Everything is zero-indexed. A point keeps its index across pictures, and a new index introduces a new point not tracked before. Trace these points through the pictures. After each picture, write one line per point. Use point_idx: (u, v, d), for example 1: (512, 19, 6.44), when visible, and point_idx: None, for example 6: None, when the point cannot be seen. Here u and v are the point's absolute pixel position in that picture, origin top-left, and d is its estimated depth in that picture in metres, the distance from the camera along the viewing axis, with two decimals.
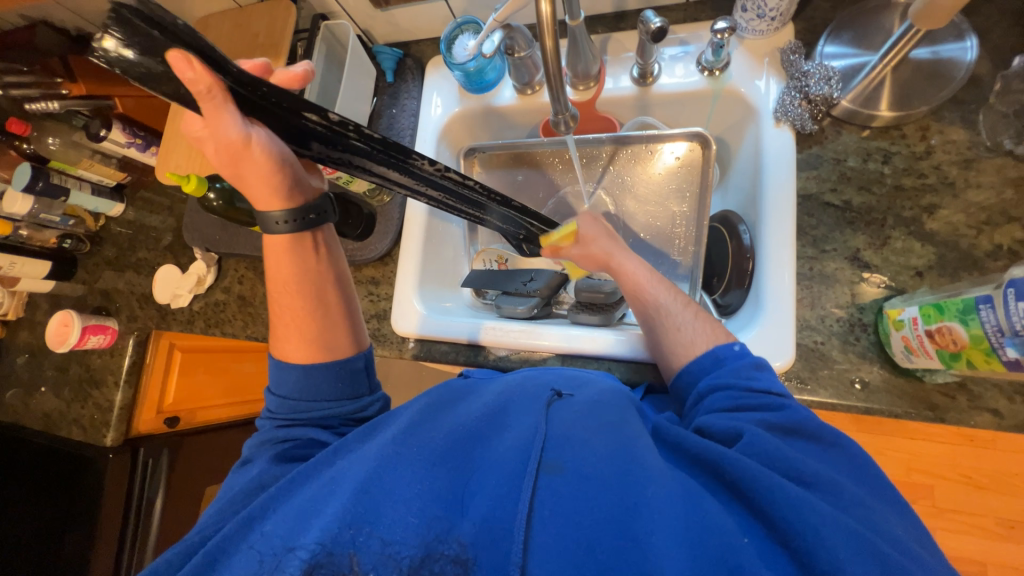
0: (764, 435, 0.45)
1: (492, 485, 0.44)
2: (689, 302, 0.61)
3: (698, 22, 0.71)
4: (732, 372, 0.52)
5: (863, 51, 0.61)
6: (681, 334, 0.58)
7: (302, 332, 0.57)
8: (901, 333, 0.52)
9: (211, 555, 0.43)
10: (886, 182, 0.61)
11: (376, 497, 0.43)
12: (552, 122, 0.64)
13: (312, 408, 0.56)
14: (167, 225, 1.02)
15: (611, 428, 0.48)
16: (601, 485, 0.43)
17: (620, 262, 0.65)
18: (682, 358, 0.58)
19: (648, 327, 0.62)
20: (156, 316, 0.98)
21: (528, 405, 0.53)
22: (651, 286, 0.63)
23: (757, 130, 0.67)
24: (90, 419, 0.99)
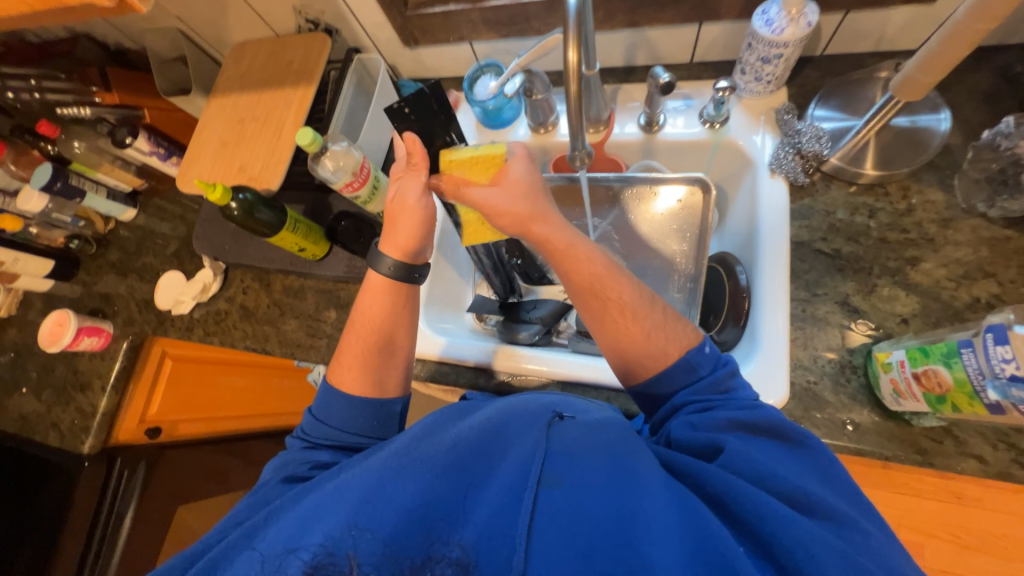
0: (751, 450, 0.45)
1: (491, 497, 0.46)
2: (655, 298, 0.55)
3: (701, 80, 0.78)
4: (707, 384, 0.51)
5: (848, 117, 0.68)
6: (650, 337, 0.53)
7: (361, 362, 0.60)
8: (889, 375, 0.53)
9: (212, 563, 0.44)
10: (872, 235, 0.65)
11: (375, 500, 0.44)
12: (568, 159, 0.66)
13: (341, 432, 0.57)
14: (176, 232, 1.04)
15: (604, 447, 0.49)
16: (596, 497, 0.44)
17: (544, 226, 0.56)
18: (650, 368, 0.54)
19: (596, 321, 0.55)
20: (154, 322, 0.97)
21: (528, 421, 0.54)
22: (613, 280, 0.55)
23: (754, 180, 0.72)
24: (70, 424, 0.96)
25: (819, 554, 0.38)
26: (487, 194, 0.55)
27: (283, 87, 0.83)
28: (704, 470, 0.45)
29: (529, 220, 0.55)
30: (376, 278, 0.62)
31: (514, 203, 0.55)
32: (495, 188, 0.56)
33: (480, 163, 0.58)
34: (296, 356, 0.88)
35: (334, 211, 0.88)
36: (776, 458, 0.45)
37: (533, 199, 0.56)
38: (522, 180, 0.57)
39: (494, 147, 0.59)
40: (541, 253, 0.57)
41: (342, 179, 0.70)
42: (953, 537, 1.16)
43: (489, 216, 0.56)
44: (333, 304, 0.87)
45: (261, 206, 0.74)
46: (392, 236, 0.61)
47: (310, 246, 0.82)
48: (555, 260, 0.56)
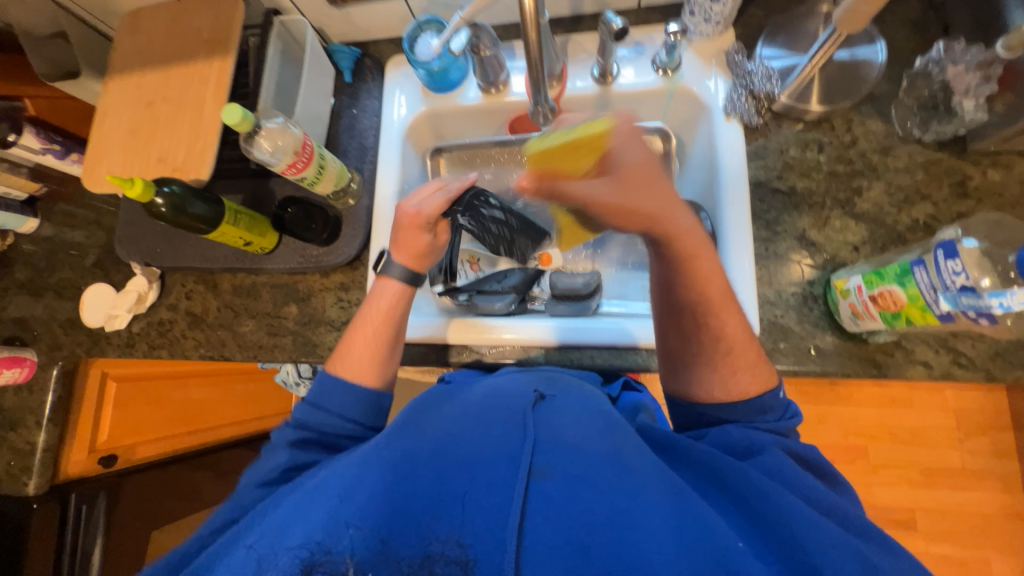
0: (785, 459, 0.49)
1: (480, 488, 0.44)
2: (755, 342, 0.56)
3: (650, 25, 0.76)
4: (775, 424, 0.53)
5: (794, 54, 0.69)
6: (739, 372, 0.55)
7: (365, 352, 0.64)
8: (848, 301, 0.58)
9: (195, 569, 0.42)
10: (822, 169, 0.68)
11: (356, 494, 0.43)
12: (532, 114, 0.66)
13: (344, 424, 0.60)
14: (93, 240, 0.92)
15: (595, 432, 0.50)
16: (588, 487, 0.44)
17: (676, 220, 0.52)
18: (716, 395, 0.55)
19: (683, 345, 0.56)
20: (87, 342, 0.87)
21: (511, 409, 0.53)
22: (725, 305, 0.55)
23: (710, 125, 0.73)
24: (6, 466, 0.86)
25: (834, 553, 0.39)
26: (594, 185, 0.49)
27: (196, 61, 0.73)
28: (724, 468, 0.47)
29: (648, 225, 0.51)
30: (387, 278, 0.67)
31: (628, 197, 0.50)
32: (603, 180, 0.50)
33: (580, 145, 0.50)
34: (259, 358, 0.82)
35: (277, 197, 0.80)
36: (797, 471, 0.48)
37: (642, 192, 0.50)
38: (638, 172, 0.50)
39: (597, 121, 0.50)
40: (658, 262, 0.56)
41: (282, 160, 0.63)
42: (890, 434, 1.34)
43: (596, 210, 0.50)
44: (292, 298, 0.81)
45: (193, 199, 0.66)
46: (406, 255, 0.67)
47: (256, 239, 0.75)
48: (674, 262, 0.53)
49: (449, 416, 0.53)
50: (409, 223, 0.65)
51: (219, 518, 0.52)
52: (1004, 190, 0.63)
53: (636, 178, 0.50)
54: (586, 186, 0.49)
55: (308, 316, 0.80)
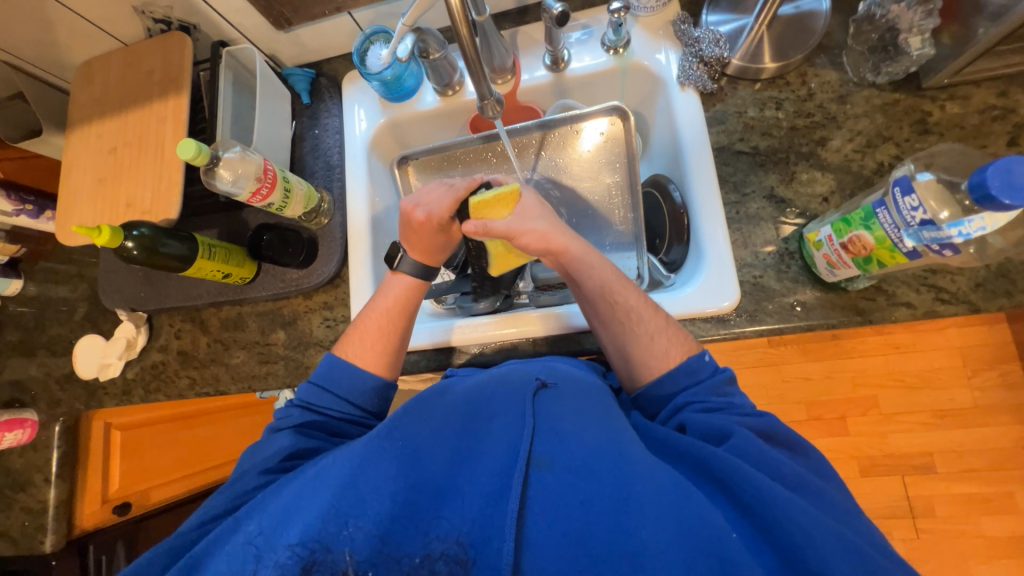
0: (755, 440, 0.47)
1: (480, 486, 0.45)
2: (659, 309, 0.60)
3: (595, 7, 0.76)
4: (707, 387, 0.54)
5: (740, 16, 0.69)
6: (655, 338, 0.57)
7: (377, 342, 0.64)
8: (822, 252, 0.58)
9: (202, 556, 0.46)
10: (783, 125, 0.68)
11: (358, 495, 0.44)
12: (478, 109, 0.63)
13: (346, 407, 0.61)
14: (78, 293, 0.92)
15: (593, 417, 0.50)
16: (586, 478, 0.44)
17: (562, 236, 0.62)
18: (654, 369, 0.56)
19: (608, 328, 0.60)
20: (84, 395, 0.87)
21: (513, 395, 0.52)
22: (621, 284, 0.60)
23: (667, 97, 0.73)
24: (21, 527, 0.87)
25: (819, 541, 0.40)
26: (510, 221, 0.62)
27: (152, 103, 0.73)
28: (712, 456, 0.46)
29: (551, 249, 0.61)
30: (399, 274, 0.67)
31: (528, 223, 0.62)
32: (516, 217, 0.63)
33: (503, 199, 0.64)
34: (254, 388, 0.82)
35: (251, 226, 0.81)
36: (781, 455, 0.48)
37: (543, 219, 0.63)
38: (538, 207, 0.65)
39: (509, 185, 0.65)
40: (560, 271, 0.63)
41: (246, 187, 0.64)
42: (899, 381, 1.34)
43: (513, 240, 0.62)
44: (279, 324, 0.82)
45: (166, 238, 0.67)
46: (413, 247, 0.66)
47: (235, 270, 0.76)
48: (573, 270, 0.61)
49: (446, 404, 0.53)
50: (418, 225, 0.64)
51: (215, 504, 0.54)
52: (964, 121, 0.63)
53: (535, 211, 0.64)
54: (503, 220, 0.62)
55: (298, 339, 0.80)
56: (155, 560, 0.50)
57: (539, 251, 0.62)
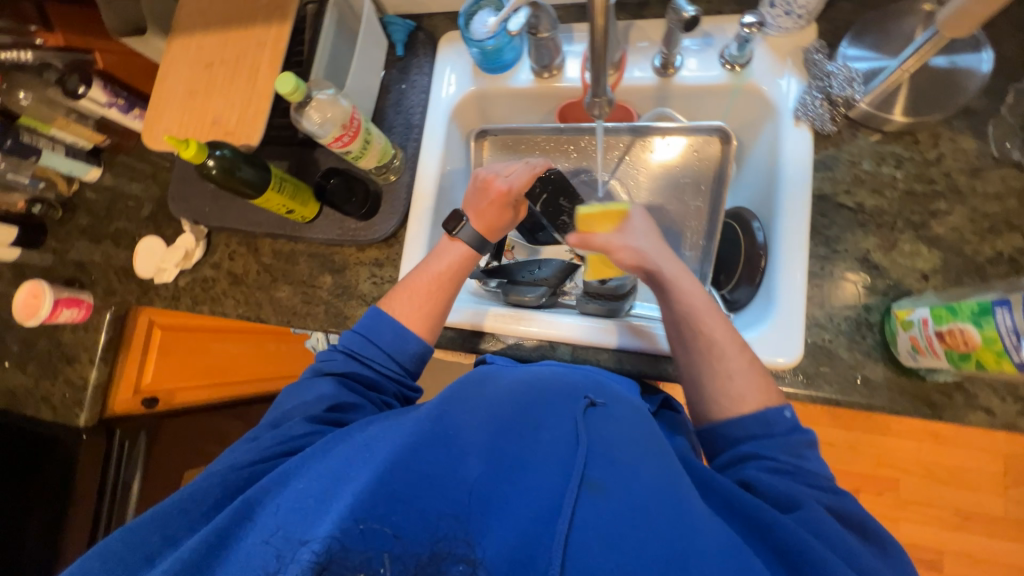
0: (828, 517, 0.45)
1: (529, 498, 0.43)
2: (746, 350, 0.57)
3: (722, 15, 0.71)
4: (781, 443, 0.51)
5: (883, 56, 0.62)
6: (732, 378, 0.55)
7: (421, 301, 0.65)
8: (909, 333, 0.53)
9: (246, 505, 0.44)
10: (898, 187, 0.62)
11: (408, 475, 0.42)
12: (586, 105, 0.61)
13: (388, 362, 0.63)
14: (149, 193, 0.96)
15: (647, 451, 0.48)
16: (642, 517, 0.42)
17: (661, 260, 0.63)
18: (725, 409, 0.55)
19: (688, 355, 0.59)
20: (137, 291, 0.92)
21: (562, 408, 0.51)
22: (709, 316, 0.58)
23: (776, 128, 0.67)
24: (62, 398, 0.94)
25: None
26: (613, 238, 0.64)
27: (254, 25, 0.73)
28: (776, 522, 0.43)
29: (647, 268, 0.63)
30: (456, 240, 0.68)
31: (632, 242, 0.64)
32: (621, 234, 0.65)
33: (609, 215, 0.65)
34: (291, 324, 0.84)
35: (320, 167, 0.81)
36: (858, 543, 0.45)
37: (647, 240, 0.64)
38: (643, 227, 0.66)
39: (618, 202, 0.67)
40: (652, 287, 0.63)
41: (331, 132, 0.63)
42: (928, 472, 1.26)
43: (612, 256, 0.65)
44: (328, 269, 0.83)
45: (242, 163, 0.67)
46: (484, 218, 0.68)
47: (298, 208, 0.77)
48: (665, 291, 0.61)
49: (496, 401, 0.51)
50: (498, 195, 0.68)
51: (260, 447, 0.52)
52: None
53: (640, 231, 0.65)
54: (606, 236, 0.65)
55: (342, 288, 0.82)
56: (208, 492, 0.49)
57: (635, 271, 0.64)
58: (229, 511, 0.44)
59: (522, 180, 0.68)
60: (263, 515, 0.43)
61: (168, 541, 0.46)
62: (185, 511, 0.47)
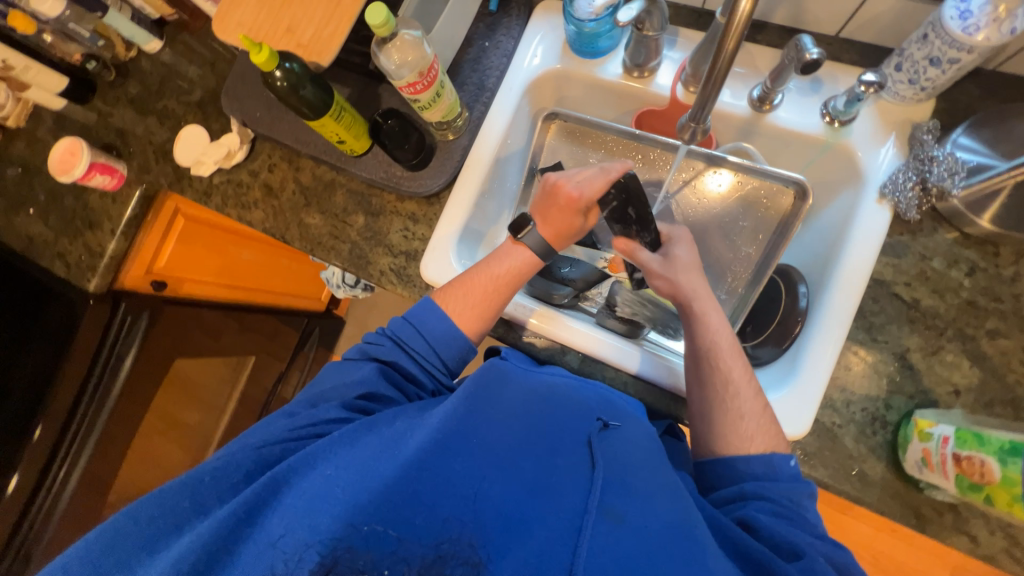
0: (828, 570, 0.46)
1: (549, 517, 0.46)
2: (761, 393, 0.58)
3: (839, 62, 0.66)
4: (787, 487, 0.53)
5: (995, 155, 0.58)
6: (742, 420, 0.57)
7: (478, 303, 0.65)
8: (923, 445, 0.52)
9: (274, 482, 0.47)
10: (961, 295, 0.60)
11: (436, 479, 0.46)
12: (681, 128, 0.61)
13: (433, 359, 0.63)
14: (204, 81, 0.93)
15: (658, 482, 0.51)
16: (654, 548, 0.45)
17: (694, 295, 0.64)
18: (730, 445, 0.57)
19: (699, 390, 0.61)
20: (171, 176, 0.92)
21: (576, 429, 0.54)
22: (729, 355, 0.60)
23: (856, 198, 0.64)
24: (77, 258, 0.96)
25: None
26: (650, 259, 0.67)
27: None
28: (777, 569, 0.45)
29: (676, 297, 0.66)
30: (523, 248, 0.67)
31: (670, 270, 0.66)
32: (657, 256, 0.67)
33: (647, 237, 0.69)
34: (313, 252, 0.84)
35: (382, 105, 0.79)
36: None
37: (688, 273, 0.66)
38: (685, 258, 0.67)
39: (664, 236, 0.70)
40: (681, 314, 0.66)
41: (405, 77, 0.60)
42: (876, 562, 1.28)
43: (649, 278, 0.68)
44: (363, 209, 0.81)
45: (307, 82, 0.64)
46: (549, 225, 0.67)
47: (350, 140, 0.74)
48: (691, 321, 0.64)
49: (516, 414, 0.54)
50: (566, 204, 0.65)
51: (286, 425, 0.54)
52: None
53: (686, 264, 0.67)
54: (643, 254, 0.67)
55: (372, 232, 0.80)
56: (236, 466, 0.51)
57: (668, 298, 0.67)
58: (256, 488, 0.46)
59: (594, 187, 0.64)
60: (293, 492, 0.47)
61: (199, 510, 0.48)
62: (219, 479, 0.49)
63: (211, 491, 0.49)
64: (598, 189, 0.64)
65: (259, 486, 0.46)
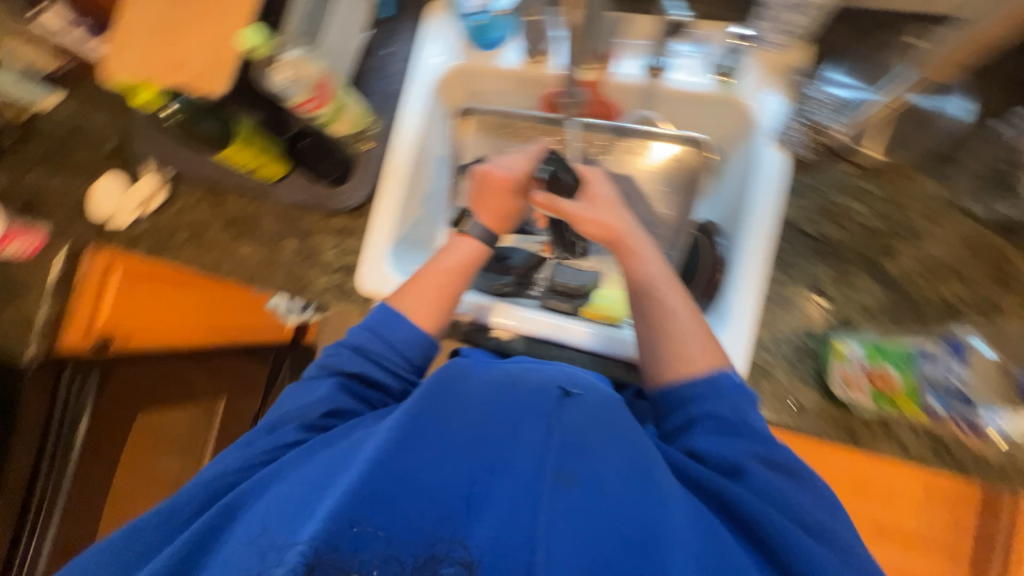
0: (766, 478, 0.50)
1: (510, 494, 0.44)
2: (699, 317, 0.60)
3: (720, 20, 0.69)
4: (728, 402, 0.54)
5: (863, 87, 0.63)
6: (687, 342, 0.58)
7: (433, 300, 0.65)
8: (842, 366, 0.57)
9: (229, 507, 0.49)
10: (860, 222, 0.63)
11: (388, 477, 0.44)
12: (559, 102, 0.63)
13: (397, 358, 0.62)
14: (115, 129, 0.91)
15: (618, 440, 0.49)
16: (615, 504, 0.44)
17: (629, 234, 0.66)
18: (678, 369, 0.57)
19: (643, 323, 0.61)
20: (95, 231, 0.89)
21: (536, 402, 0.50)
22: (663, 284, 0.62)
23: (753, 146, 0.67)
24: (13, 328, 0.96)
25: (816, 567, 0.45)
26: (579, 206, 0.68)
27: None
28: (728, 493, 0.48)
29: (608, 237, 0.66)
30: (472, 239, 0.69)
31: (600, 211, 0.67)
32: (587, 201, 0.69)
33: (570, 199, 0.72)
34: (250, 284, 0.83)
35: (293, 129, 0.76)
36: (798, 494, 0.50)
37: (613, 211, 0.68)
38: (608, 198, 0.69)
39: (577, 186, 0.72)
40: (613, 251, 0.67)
41: (300, 93, 0.61)
42: None
43: (577, 224, 0.68)
44: (292, 233, 0.81)
45: (205, 115, 0.70)
46: (490, 211, 0.70)
47: (265, 166, 0.75)
48: (624, 257, 0.65)
49: (474, 401, 0.50)
50: (502, 188, 0.70)
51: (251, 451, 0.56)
52: None
53: (608, 202, 0.69)
54: (573, 204, 0.68)
55: (305, 254, 0.80)
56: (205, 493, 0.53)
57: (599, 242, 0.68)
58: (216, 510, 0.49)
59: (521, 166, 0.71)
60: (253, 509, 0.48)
61: (167, 538, 0.51)
62: (174, 515, 0.52)
63: (176, 521, 0.52)
64: (526, 168, 0.71)
65: (212, 513, 0.49)
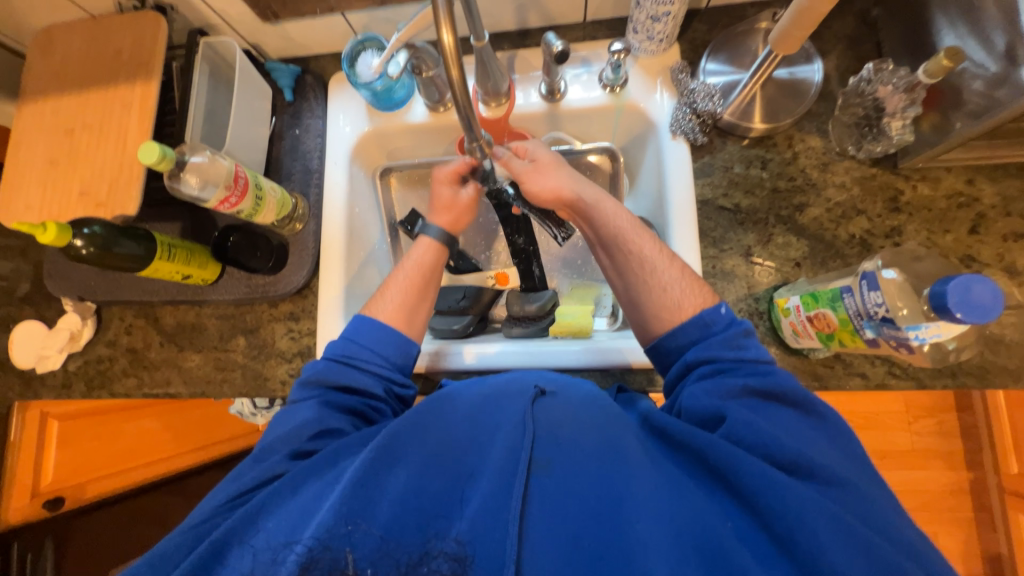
0: (749, 419, 0.48)
1: (486, 484, 0.46)
2: (676, 259, 0.61)
3: (596, 40, 0.76)
4: (720, 340, 0.53)
5: (736, 71, 0.70)
6: (665, 289, 0.58)
7: (404, 299, 0.66)
8: (789, 319, 0.59)
9: (218, 543, 0.44)
10: (765, 186, 0.69)
11: (369, 495, 0.45)
12: (467, 149, 0.61)
13: (377, 359, 0.61)
14: (20, 271, 0.83)
15: (595, 422, 0.51)
16: (586, 478, 0.46)
17: (580, 188, 0.67)
18: (665, 321, 0.58)
19: (624, 277, 0.62)
20: (18, 385, 0.81)
21: (512, 404, 0.53)
22: (634, 234, 0.62)
23: (658, 143, 0.73)
24: None
25: (810, 519, 0.40)
26: (519, 166, 0.70)
27: (117, 85, 0.68)
28: (705, 443, 0.46)
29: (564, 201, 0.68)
30: (427, 242, 0.73)
31: (548, 176, 0.68)
32: (526, 160, 0.71)
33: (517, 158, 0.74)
34: (206, 394, 0.78)
35: (218, 227, 0.76)
36: (783, 424, 0.48)
37: (558, 171, 0.68)
38: (549, 157, 0.69)
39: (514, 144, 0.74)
40: (576, 207, 0.68)
41: (214, 195, 0.61)
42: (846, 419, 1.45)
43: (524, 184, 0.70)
44: (240, 331, 0.78)
45: (120, 238, 0.62)
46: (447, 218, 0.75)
47: (195, 272, 0.71)
48: (589, 214, 0.66)
49: (454, 416, 0.53)
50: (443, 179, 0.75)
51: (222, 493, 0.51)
52: (932, 204, 0.65)
53: (552, 166, 0.69)
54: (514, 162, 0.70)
55: (258, 348, 0.78)
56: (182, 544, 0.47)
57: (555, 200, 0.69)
58: (197, 555, 0.43)
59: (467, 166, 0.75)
60: (240, 553, 0.44)
61: None
62: (162, 562, 0.46)
63: (164, 568, 0.46)
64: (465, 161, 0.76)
65: (199, 555, 0.43)
